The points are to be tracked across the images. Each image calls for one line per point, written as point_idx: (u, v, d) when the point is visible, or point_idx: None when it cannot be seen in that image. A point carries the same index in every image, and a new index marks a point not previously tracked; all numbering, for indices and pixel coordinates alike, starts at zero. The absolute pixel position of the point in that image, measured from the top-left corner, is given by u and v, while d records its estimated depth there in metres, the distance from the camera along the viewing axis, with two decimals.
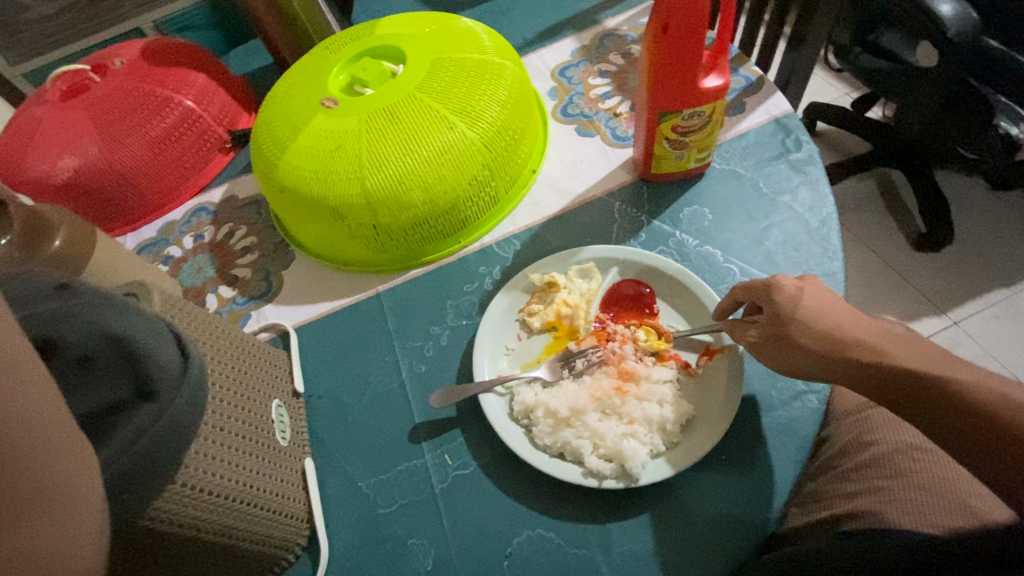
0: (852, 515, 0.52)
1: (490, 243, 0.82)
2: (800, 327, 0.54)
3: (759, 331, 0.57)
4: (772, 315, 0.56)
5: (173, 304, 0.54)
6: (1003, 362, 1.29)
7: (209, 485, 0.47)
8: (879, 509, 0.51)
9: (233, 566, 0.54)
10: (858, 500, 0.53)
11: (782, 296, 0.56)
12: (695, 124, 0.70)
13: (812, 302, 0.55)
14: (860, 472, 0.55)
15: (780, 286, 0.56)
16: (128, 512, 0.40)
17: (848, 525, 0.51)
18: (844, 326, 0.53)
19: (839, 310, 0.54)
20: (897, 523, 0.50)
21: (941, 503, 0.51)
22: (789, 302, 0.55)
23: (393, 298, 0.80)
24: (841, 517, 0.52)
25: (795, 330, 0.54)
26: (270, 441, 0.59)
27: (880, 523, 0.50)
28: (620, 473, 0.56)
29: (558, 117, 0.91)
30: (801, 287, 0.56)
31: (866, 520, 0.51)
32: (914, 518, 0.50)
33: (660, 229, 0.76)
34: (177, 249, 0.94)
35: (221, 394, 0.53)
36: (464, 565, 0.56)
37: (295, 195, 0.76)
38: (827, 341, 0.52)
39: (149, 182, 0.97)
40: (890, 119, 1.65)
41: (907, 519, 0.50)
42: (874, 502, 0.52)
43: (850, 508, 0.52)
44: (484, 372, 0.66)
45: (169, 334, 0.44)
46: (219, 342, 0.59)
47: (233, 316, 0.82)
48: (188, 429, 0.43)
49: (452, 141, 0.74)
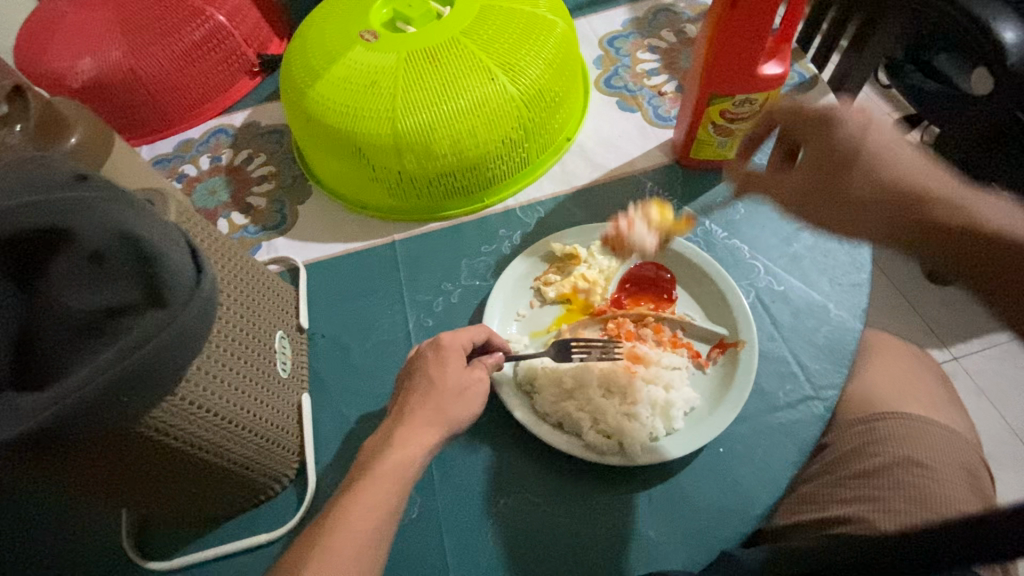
0: (842, 519, 0.52)
1: (514, 206, 0.80)
2: (860, 157, 0.50)
3: (808, 158, 0.54)
4: (818, 145, 0.53)
5: (188, 217, 0.53)
6: (995, 405, 1.29)
7: (207, 402, 0.47)
8: (872, 517, 0.51)
9: (219, 486, 0.54)
10: (853, 505, 0.52)
11: (844, 129, 0.51)
12: (744, 112, 0.68)
13: (879, 137, 0.50)
14: (859, 480, 0.54)
15: (844, 119, 0.51)
16: (124, 416, 0.40)
17: (836, 529, 0.51)
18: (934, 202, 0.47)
19: (875, 217, 0.50)
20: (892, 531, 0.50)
21: (932, 517, 0.51)
22: (847, 134, 0.51)
23: (408, 248, 0.78)
24: (831, 520, 0.52)
25: (857, 174, 0.50)
26: (271, 371, 0.58)
27: (872, 530, 0.50)
28: (617, 451, 0.56)
29: (600, 87, 0.88)
30: (866, 122, 0.51)
31: (857, 525, 0.51)
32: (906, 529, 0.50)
33: (690, 216, 0.75)
34: (193, 168, 0.92)
35: (227, 314, 0.52)
36: (447, 518, 0.56)
37: (322, 127, 0.74)
38: (880, 188, 0.49)
39: (173, 96, 0.94)
40: (927, 145, 1.61)
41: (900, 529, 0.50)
42: (867, 509, 0.52)
43: (843, 512, 0.52)
44: (510, 329, 0.67)
45: (183, 244, 0.42)
46: (228, 264, 0.57)
47: (244, 243, 0.81)
48: (192, 344, 0.43)
49: (490, 93, 0.72)
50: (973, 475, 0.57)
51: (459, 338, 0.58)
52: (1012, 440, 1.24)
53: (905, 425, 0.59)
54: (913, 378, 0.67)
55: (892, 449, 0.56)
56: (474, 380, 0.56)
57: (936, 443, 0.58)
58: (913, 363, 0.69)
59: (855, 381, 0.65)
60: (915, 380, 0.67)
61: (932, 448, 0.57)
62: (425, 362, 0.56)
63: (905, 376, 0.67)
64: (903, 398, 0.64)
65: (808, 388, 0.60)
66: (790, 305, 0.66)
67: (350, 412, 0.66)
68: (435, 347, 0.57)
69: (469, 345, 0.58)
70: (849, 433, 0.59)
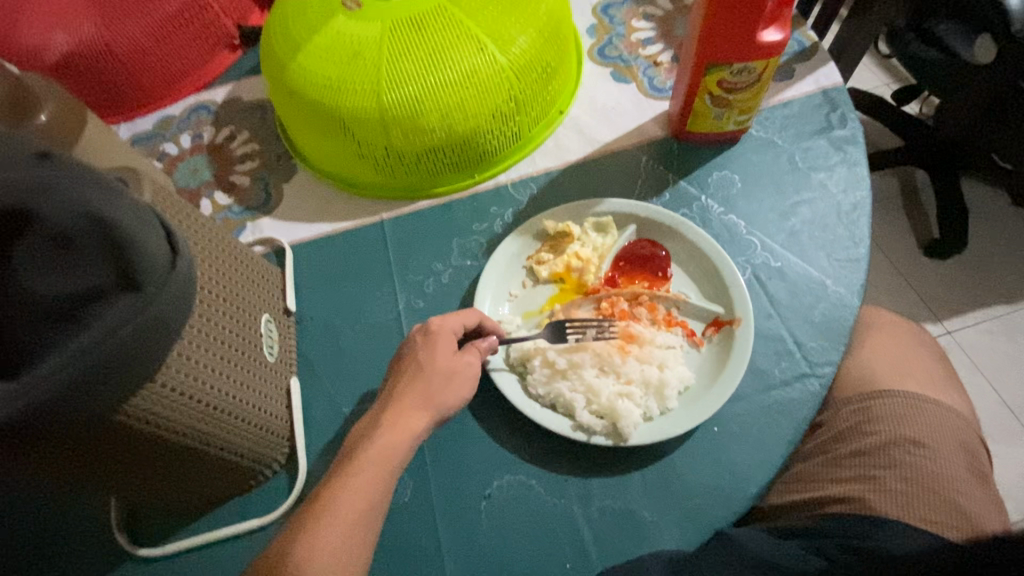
0: (837, 498, 0.52)
1: (506, 183, 0.77)
2: None
3: None
4: None
5: (164, 197, 0.51)
6: (988, 379, 1.29)
7: (189, 388, 0.46)
8: (867, 496, 0.51)
9: (207, 472, 0.53)
10: (850, 485, 0.53)
11: None
12: (742, 82, 0.65)
13: None
14: (854, 459, 0.55)
15: None
16: (101, 404, 0.39)
17: (831, 509, 0.52)
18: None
19: None
20: (886, 509, 0.50)
21: (929, 496, 0.51)
22: None
23: (397, 228, 0.76)
24: (826, 499, 0.53)
25: None
26: (257, 355, 0.57)
27: (866, 510, 0.50)
28: (611, 432, 0.56)
29: (593, 57, 0.85)
30: None
31: (851, 504, 0.51)
32: (902, 508, 0.50)
33: (686, 192, 0.73)
34: (174, 147, 0.89)
35: (209, 297, 0.51)
36: (440, 502, 0.56)
37: (305, 101, 0.71)
38: None
39: (149, 71, 0.90)
40: (926, 116, 1.58)
41: (896, 508, 0.50)
42: (862, 488, 0.52)
43: (837, 491, 0.53)
44: (502, 310, 0.65)
45: (157, 225, 0.40)
46: (210, 246, 0.55)
47: (228, 225, 0.78)
48: (169, 330, 0.41)
49: (479, 64, 0.69)
50: (968, 452, 0.57)
51: (453, 321, 0.57)
52: (1003, 413, 1.26)
53: (901, 403, 0.59)
54: (907, 356, 0.66)
55: (888, 429, 0.56)
56: (464, 364, 0.55)
57: (931, 421, 0.58)
58: (907, 341, 0.69)
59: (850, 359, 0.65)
60: (908, 357, 0.66)
61: (926, 425, 0.57)
62: (415, 346, 0.56)
63: (900, 353, 0.66)
64: (898, 375, 0.64)
65: (804, 365, 0.59)
66: (787, 282, 0.64)
67: (340, 397, 0.65)
68: (426, 332, 0.57)
69: (460, 329, 0.57)
70: (846, 412, 0.60)
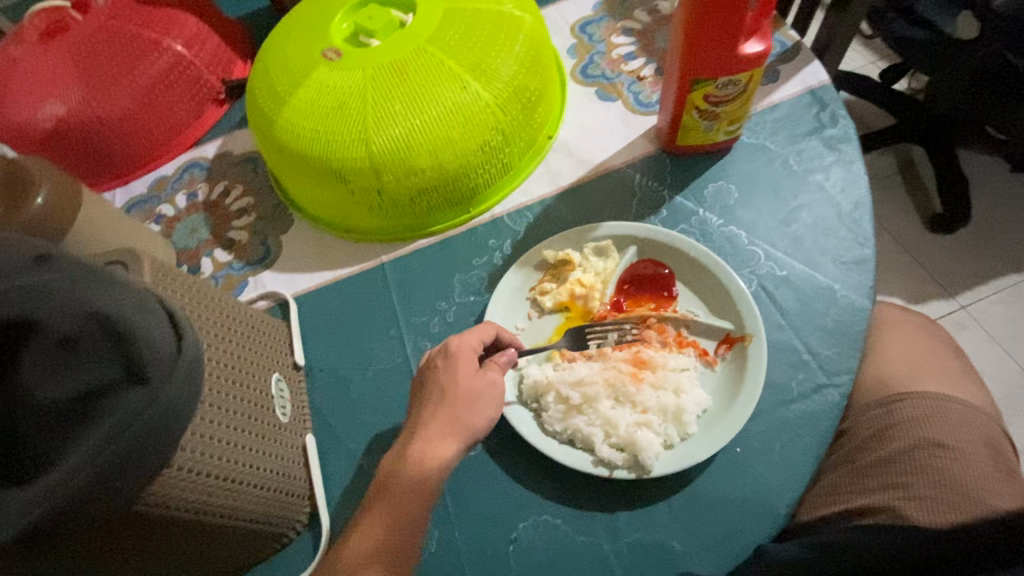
0: (867, 510, 0.51)
1: (501, 214, 0.77)
2: None
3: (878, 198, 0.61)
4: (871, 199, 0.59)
5: (164, 274, 0.51)
6: (1008, 351, 1.27)
7: (206, 467, 0.46)
8: (897, 504, 0.51)
9: (230, 545, 0.53)
10: (880, 494, 0.52)
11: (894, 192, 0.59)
12: (729, 94, 0.65)
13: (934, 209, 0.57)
14: (880, 468, 0.54)
15: None
16: (118, 500, 0.38)
17: (862, 521, 0.51)
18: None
19: None
20: (916, 516, 0.49)
21: (961, 501, 0.50)
22: None
23: (397, 270, 0.76)
24: (854, 511, 0.52)
25: None
26: (271, 418, 0.57)
27: (898, 518, 0.49)
28: (632, 464, 0.55)
29: (576, 78, 0.85)
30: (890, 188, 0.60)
31: (881, 514, 0.50)
32: (933, 513, 0.49)
33: (682, 206, 0.72)
34: (170, 208, 0.89)
35: (217, 369, 0.51)
36: (467, 549, 0.55)
37: (294, 155, 0.71)
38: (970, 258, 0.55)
39: (139, 135, 0.91)
40: (917, 92, 1.57)
41: (926, 514, 0.49)
42: (891, 496, 0.51)
43: (867, 502, 0.52)
44: None
45: (159, 312, 0.40)
46: (214, 316, 0.55)
47: (230, 282, 0.79)
48: (181, 415, 0.41)
49: (464, 101, 0.69)
50: (994, 448, 0.56)
51: (470, 342, 0.57)
52: None
53: (921, 405, 0.58)
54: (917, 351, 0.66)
55: (913, 433, 0.56)
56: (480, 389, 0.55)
57: (954, 421, 0.57)
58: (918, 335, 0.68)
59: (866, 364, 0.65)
60: (923, 354, 0.66)
61: (950, 426, 0.56)
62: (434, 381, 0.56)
63: (913, 350, 0.66)
64: (917, 374, 0.63)
65: (820, 375, 0.59)
66: (795, 290, 0.64)
67: (357, 450, 0.65)
68: (445, 354, 0.56)
69: (480, 345, 0.57)
70: (869, 419, 0.59)
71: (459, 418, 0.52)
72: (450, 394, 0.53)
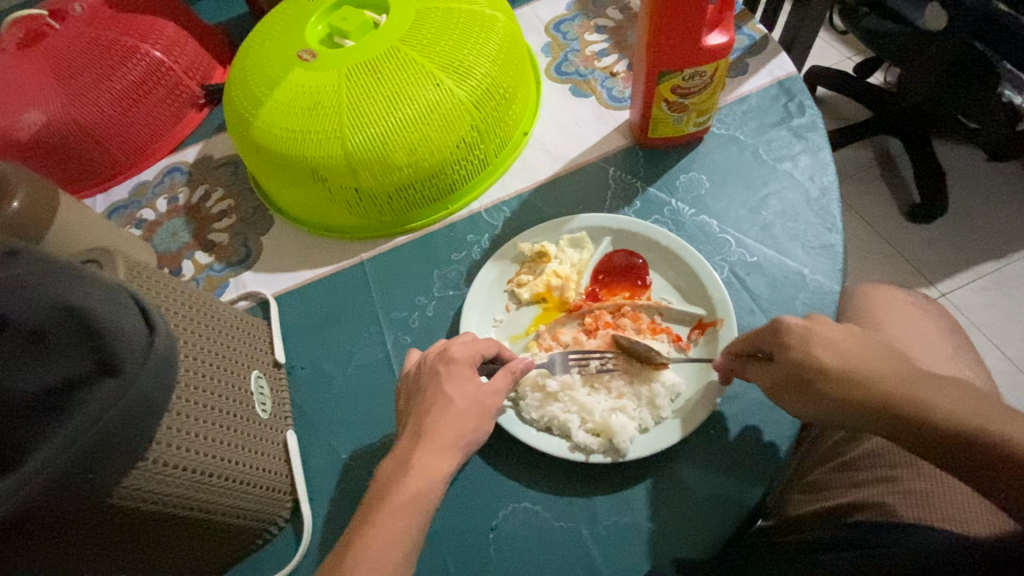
0: (858, 505, 0.51)
1: (479, 210, 0.78)
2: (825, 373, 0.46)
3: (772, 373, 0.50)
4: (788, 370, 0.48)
5: (138, 272, 0.51)
6: (989, 337, 1.30)
7: (183, 461, 0.46)
8: (887, 501, 0.51)
9: (211, 540, 0.53)
10: (870, 489, 0.52)
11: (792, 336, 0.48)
12: (696, 86, 0.67)
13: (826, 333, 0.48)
14: (867, 462, 0.54)
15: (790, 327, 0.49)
16: (93, 493, 0.39)
17: (857, 516, 0.51)
18: (893, 379, 0.44)
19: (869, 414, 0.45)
20: (906, 512, 0.49)
21: (952, 493, 0.50)
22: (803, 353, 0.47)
23: (377, 267, 0.77)
24: (845, 507, 0.52)
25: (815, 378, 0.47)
26: (250, 414, 0.58)
27: (890, 514, 0.49)
28: (608, 448, 0.56)
29: (551, 75, 0.87)
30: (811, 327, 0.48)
31: (872, 509, 0.50)
32: (924, 509, 0.49)
33: (656, 198, 0.74)
34: (151, 213, 0.89)
35: (194, 365, 0.51)
36: (449, 538, 0.56)
37: (271, 155, 0.72)
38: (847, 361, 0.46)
39: (118, 140, 0.91)
40: (891, 85, 1.60)
41: (919, 511, 0.49)
42: (883, 492, 0.51)
43: (856, 498, 0.52)
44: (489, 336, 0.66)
45: (131, 306, 0.41)
46: (191, 314, 0.56)
47: (211, 284, 0.79)
48: (154, 406, 0.41)
49: (438, 99, 0.70)
50: None
51: (470, 350, 0.55)
52: (1007, 368, 1.25)
53: None
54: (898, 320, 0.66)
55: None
56: None
57: None
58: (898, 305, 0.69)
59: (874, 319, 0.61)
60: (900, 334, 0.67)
61: None
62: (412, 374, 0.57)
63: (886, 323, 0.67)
64: None
65: None
66: (765, 275, 0.65)
67: (339, 445, 0.65)
68: (446, 359, 0.54)
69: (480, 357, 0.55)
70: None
71: (461, 428, 0.50)
72: (453, 403, 0.51)
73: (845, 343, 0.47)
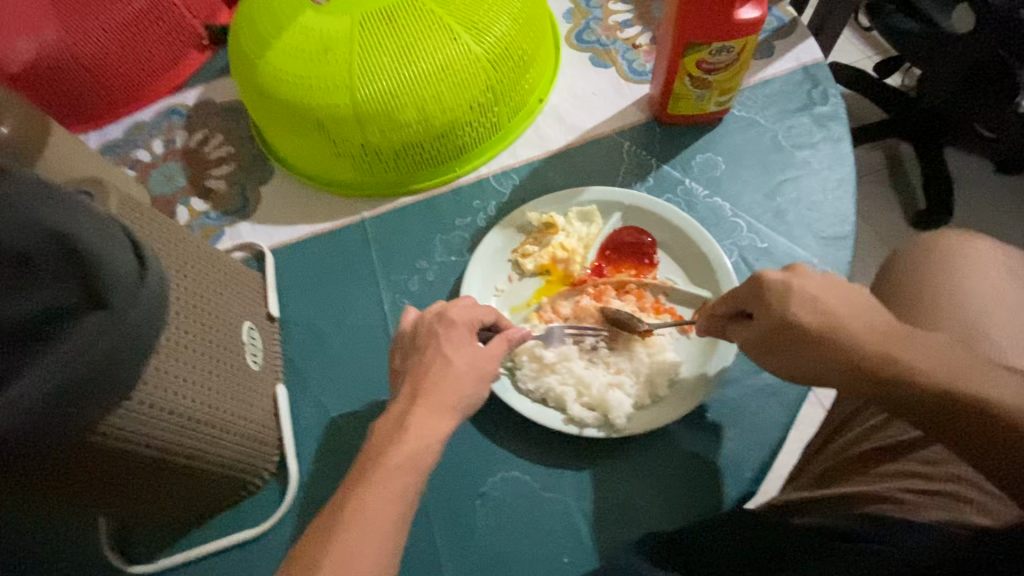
0: (869, 496, 0.47)
1: (487, 175, 0.76)
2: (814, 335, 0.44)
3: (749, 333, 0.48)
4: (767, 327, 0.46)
5: (131, 208, 0.49)
6: None
7: (169, 404, 0.45)
8: (902, 496, 0.47)
9: (194, 487, 0.53)
10: (890, 483, 0.48)
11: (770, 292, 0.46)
12: (721, 62, 0.64)
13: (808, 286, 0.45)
14: (890, 457, 0.50)
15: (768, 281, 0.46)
16: (75, 428, 0.37)
17: (866, 507, 0.47)
18: (872, 338, 0.43)
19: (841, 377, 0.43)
20: (925, 511, 0.45)
21: (979, 498, 0.45)
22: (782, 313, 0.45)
23: (379, 226, 0.75)
24: (859, 497, 0.48)
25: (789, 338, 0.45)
26: (240, 364, 0.56)
27: (904, 510, 0.45)
28: (602, 423, 0.55)
29: (571, 42, 0.84)
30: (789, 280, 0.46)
31: (888, 503, 0.46)
32: (946, 511, 0.45)
33: (669, 175, 0.72)
34: (146, 154, 0.86)
35: (185, 309, 0.49)
36: (436, 501, 0.55)
37: (276, 101, 0.69)
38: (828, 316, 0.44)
39: (116, 76, 0.87)
40: (909, 88, 1.58)
41: (943, 512, 0.44)
42: (900, 488, 0.47)
43: (872, 490, 0.48)
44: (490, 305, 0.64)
45: (122, 238, 0.38)
46: (185, 257, 0.54)
47: (205, 231, 0.77)
48: (142, 345, 0.40)
49: (453, 55, 0.67)
50: None
51: (469, 313, 0.53)
52: None
53: None
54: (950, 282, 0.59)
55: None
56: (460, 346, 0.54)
57: None
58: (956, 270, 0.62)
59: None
60: None
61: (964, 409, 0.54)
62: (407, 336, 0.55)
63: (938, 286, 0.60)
64: None
65: None
66: (773, 263, 0.64)
67: (329, 403, 0.64)
68: (443, 319, 0.52)
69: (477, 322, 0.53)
70: (876, 408, 0.54)
71: (456, 385, 0.48)
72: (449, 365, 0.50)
73: (827, 298, 0.44)
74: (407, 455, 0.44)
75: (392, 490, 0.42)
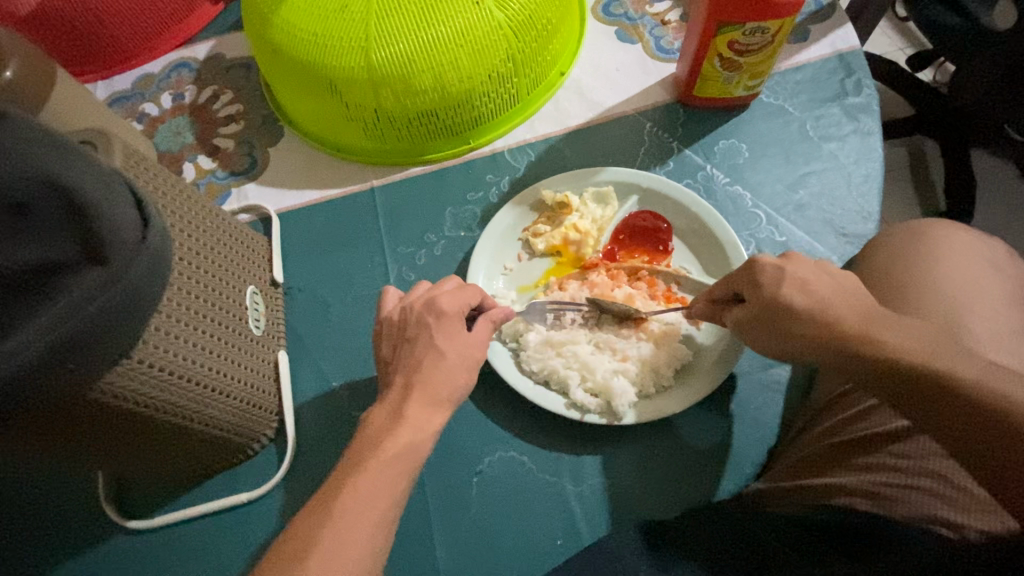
0: (846, 490, 0.46)
1: (502, 149, 0.74)
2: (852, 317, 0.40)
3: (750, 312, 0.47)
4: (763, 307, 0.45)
5: (135, 162, 0.47)
6: None
7: (168, 364, 0.44)
8: (881, 491, 0.45)
9: (192, 447, 0.53)
10: (869, 476, 0.46)
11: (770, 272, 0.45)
12: (756, 43, 0.61)
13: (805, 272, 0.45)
14: (875, 444, 0.47)
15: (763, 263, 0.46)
16: (72, 385, 0.37)
17: (842, 501, 0.45)
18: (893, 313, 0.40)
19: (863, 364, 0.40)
20: (900, 508, 0.43)
21: (959, 492, 0.43)
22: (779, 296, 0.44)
23: (388, 196, 0.73)
24: (837, 489, 0.46)
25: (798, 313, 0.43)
26: (242, 328, 0.55)
27: (883, 507, 0.44)
28: (604, 410, 0.55)
29: (596, 15, 0.80)
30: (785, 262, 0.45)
31: (868, 499, 0.44)
32: (924, 507, 0.43)
33: (690, 160, 0.70)
34: (154, 108, 0.84)
35: (186, 269, 0.48)
36: (433, 476, 0.55)
37: (289, 59, 0.67)
38: None
39: (126, 24, 0.84)
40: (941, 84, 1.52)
41: (919, 510, 0.43)
42: (880, 482, 0.45)
43: (850, 482, 0.46)
44: (498, 284, 0.63)
45: (125, 192, 0.37)
46: (189, 215, 0.52)
47: (212, 191, 0.75)
48: (144, 304, 0.38)
49: (475, 20, 0.64)
50: None
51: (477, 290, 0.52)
52: None
53: None
54: (995, 268, 0.54)
55: None
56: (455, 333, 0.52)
57: None
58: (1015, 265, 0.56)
59: (947, 269, 0.52)
60: None
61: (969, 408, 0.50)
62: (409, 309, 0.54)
63: (985, 263, 0.54)
64: None
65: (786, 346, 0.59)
66: None
67: (330, 373, 0.64)
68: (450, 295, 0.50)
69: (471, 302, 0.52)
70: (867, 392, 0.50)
71: (460, 361, 0.47)
72: (454, 342, 0.49)
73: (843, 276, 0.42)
74: (410, 435, 0.43)
75: (390, 465, 0.42)
